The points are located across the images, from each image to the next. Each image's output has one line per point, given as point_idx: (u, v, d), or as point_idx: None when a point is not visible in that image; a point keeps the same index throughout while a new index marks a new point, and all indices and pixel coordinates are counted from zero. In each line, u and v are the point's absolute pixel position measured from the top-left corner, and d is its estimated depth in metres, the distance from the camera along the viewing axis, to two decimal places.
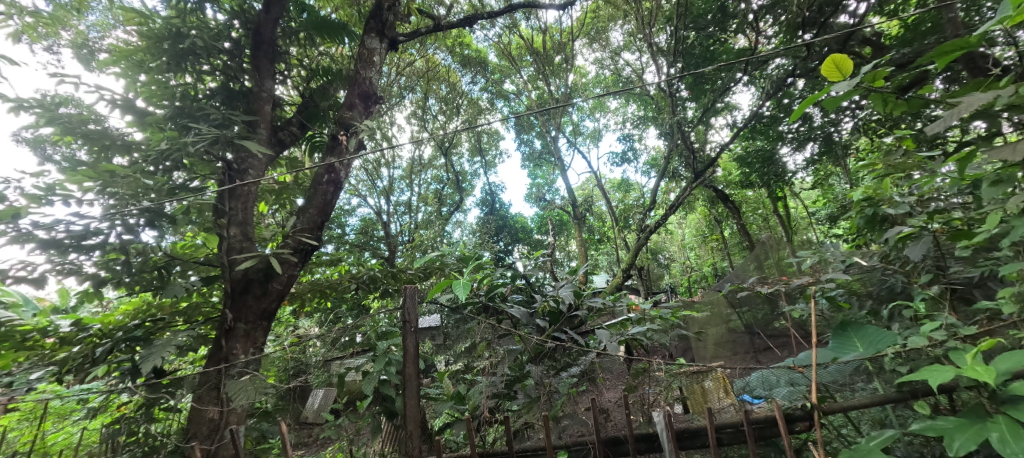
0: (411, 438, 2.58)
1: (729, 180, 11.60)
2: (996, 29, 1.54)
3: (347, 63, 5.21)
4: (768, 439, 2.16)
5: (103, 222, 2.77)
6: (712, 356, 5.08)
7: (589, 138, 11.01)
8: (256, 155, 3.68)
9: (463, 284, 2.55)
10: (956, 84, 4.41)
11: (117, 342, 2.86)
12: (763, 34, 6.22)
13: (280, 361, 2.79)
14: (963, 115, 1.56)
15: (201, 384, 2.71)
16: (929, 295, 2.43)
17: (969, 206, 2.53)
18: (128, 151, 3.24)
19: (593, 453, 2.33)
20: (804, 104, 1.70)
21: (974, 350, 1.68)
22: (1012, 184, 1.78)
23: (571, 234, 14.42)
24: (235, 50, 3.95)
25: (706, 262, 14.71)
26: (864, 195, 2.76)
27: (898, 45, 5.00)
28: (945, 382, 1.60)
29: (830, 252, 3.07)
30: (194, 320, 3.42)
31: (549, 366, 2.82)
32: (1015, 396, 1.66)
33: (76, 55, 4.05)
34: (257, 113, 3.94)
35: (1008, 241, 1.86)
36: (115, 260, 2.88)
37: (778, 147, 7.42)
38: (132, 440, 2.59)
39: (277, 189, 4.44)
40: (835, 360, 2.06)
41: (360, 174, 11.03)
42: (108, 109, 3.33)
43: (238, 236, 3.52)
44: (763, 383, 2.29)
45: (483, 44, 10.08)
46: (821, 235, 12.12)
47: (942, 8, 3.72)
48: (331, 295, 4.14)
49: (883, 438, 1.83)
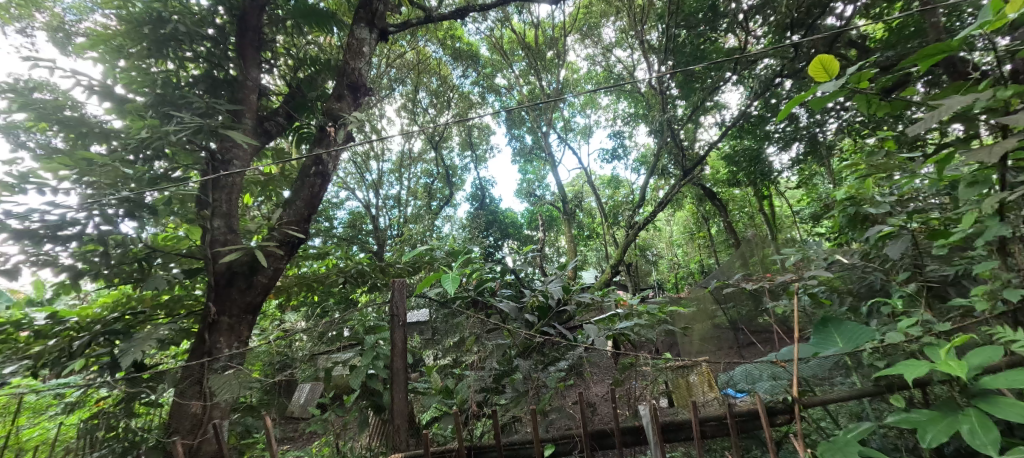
0: (398, 432, 2.57)
1: (717, 178, 11.76)
2: (974, 34, 1.60)
3: (336, 53, 5.15)
4: (750, 431, 2.22)
5: (80, 212, 2.70)
6: (698, 351, 5.18)
7: (580, 135, 11.03)
8: (240, 145, 3.61)
9: (452, 279, 2.52)
10: (937, 87, 4.53)
11: (94, 335, 2.79)
12: (753, 33, 6.27)
13: (265, 355, 2.82)
14: (943, 117, 1.61)
15: (183, 378, 2.61)
16: (906, 293, 2.51)
17: (946, 206, 2.60)
18: (107, 139, 3.14)
19: (580, 446, 2.33)
20: (791, 104, 1.73)
21: (948, 346, 1.75)
22: (987, 185, 1.86)
23: (560, 230, 14.51)
24: (220, 37, 3.82)
25: (693, 259, 14.91)
26: (846, 195, 2.80)
27: (882, 49, 5.12)
28: (919, 375, 1.67)
29: (812, 250, 3.13)
30: (176, 313, 3.38)
31: (537, 360, 2.84)
32: (984, 390, 1.73)
33: (52, 38, 3.94)
34: (241, 103, 3.87)
35: (983, 241, 1.93)
36: (93, 252, 2.81)
37: (764, 147, 7.53)
38: (111, 435, 2.53)
39: (262, 180, 4.33)
40: (816, 355, 2.13)
41: (348, 166, 10.94)
42: (86, 96, 3.23)
43: (222, 228, 3.46)
44: (746, 377, 2.39)
45: (474, 37, 9.91)
46: (803, 233, 12.47)
47: (926, 12, 3.84)
48: (317, 289, 4.09)
49: (860, 430, 1.89)
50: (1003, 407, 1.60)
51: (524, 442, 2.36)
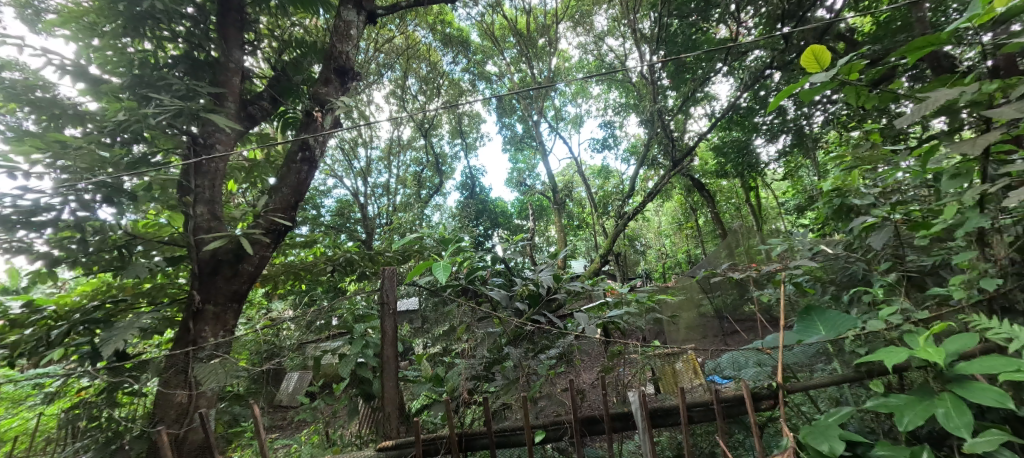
0: (389, 420, 2.56)
1: (705, 169, 11.89)
2: (962, 28, 1.63)
3: (323, 36, 5.05)
4: (735, 417, 2.28)
5: (55, 197, 2.60)
6: (683, 339, 5.29)
7: (571, 124, 11.00)
8: (223, 130, 3.53)
9: (444, 267, 2.51)
10: (921, 82, 4.63)
11: (73, 324, 2.69)
12: (743, 25, 6.31)
13: (253, 345, 2.91)
14: (928, 112, 1.65)
15: (167, 367, 2.59)
16: (885, 282, 2.59)
17: (927, 199, 2.67)
18: (81, 122, 3.01)
19: (570, 432, 2.36)
20: (780, 96, 1.75)
21: (926, 333, 1.82)
22: (968, 178, 1.93)
23: (550, 219, 14.53)
24: (200, 16, 3.69)
25: (680, 249, 15.09)
26: (833, 186, 2.85)
27: (870, 42, 5.19)
28: (899, 361, 1.73)
29: (797, 241, 3.17)
30: (159, 301, 3.30)
31: (527, 348, 2.87)
32: (959, 375, 1.81)
33: (20, 15, 3.74)
34: (224, 86, 3.76)
35: (962, 232, 1.99)
36: (70, 239, 2.73)
37: (752, 139, 7.63)
38: (94, 425, 2.48)
39: (247, 166, 4.23)
40: (800, 343, 2.18)
41: (336, 154, 10.73)
42: (58, 76, 3.10)
43: (205, 214, 3.38)
44: (732, 364, 2.42)
45: (465, 23, 9.74)
46: (788, 224, 12.72)
47: (913, 5, 3.91)
48: (306, 278, 4.05)
49: (840, 414, 1.96)
50: (976, 392, 1.69)
51: (515, 429, 2.38)
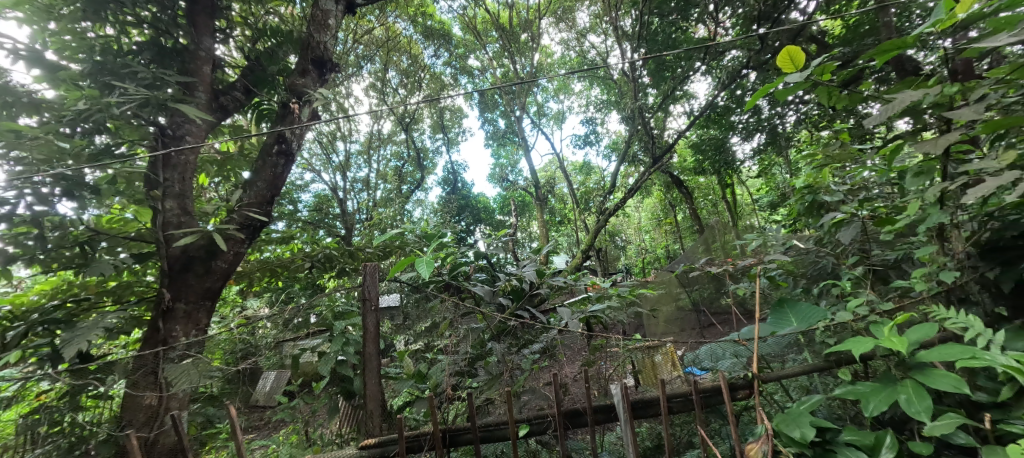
0: (371, 417, 2.53)
1: (683, 167, 12.14)
2: (927, 32, 1.72)
3: (300, 25, 4.89)
4: (712, 406, 2.36)
5: (8, 190, 2.45)
6: (663, 332, 5.42)
7: (552, 120, 11.02)
8: (193, 120, 3.39)
9: (427, 262, 2.48)
10: (888, 83, 4.84)
11: (32, 325, 2.57)
12: (721, 25, 6.46)
13: (227, 343, 2.71)
14: (894, 112, 1.74)
15: (135, 368, 2.43)
16: (853, 275, 2.70)
17: (891, 196, 2.80)
18: (37, 110, 2.84)
19: (553, 425, 2.38)
20: (758, 95, 1.80)
21: (890, 323, 1.92)
22: (930, 176, 2.04)
23: (532, 215, 14.55)
24: (167, 1, 3.53)
25: (659, 245, 15.35)
26: (805, 183, 2.96)
27: (841, 44, 5.39)
28: (865, 350, 1.82)
29: (771, 236, 3.28)
30: (125, 300, 3.15)
31: (510, 343, 2.93)
32: (919, 363, 1.91)
33: None
34: (193, 75, 3.61)
35: (924, 227, 2.10)
36: (25, 235, 2.59)
37: (729, 137, 7.83)
38: (55, 431, 2.36)
39: (219, 159, 4.08)
40: (774, 334, 2.27)
41: (313, 147, 10.44)
42: (11, 61, 2.90)
43: (175, 209, 3.26)
44: (710, 356, 2.58)
45: (446, 16, 9.62)
46: (762, 220, 13.11)
47: (882, 9, 4.09)
48: (282, 274, 3.94)
49: (811, 402, 2.05)
50: (935, 378, 1.79)
51: (499, 423, 2.39)
